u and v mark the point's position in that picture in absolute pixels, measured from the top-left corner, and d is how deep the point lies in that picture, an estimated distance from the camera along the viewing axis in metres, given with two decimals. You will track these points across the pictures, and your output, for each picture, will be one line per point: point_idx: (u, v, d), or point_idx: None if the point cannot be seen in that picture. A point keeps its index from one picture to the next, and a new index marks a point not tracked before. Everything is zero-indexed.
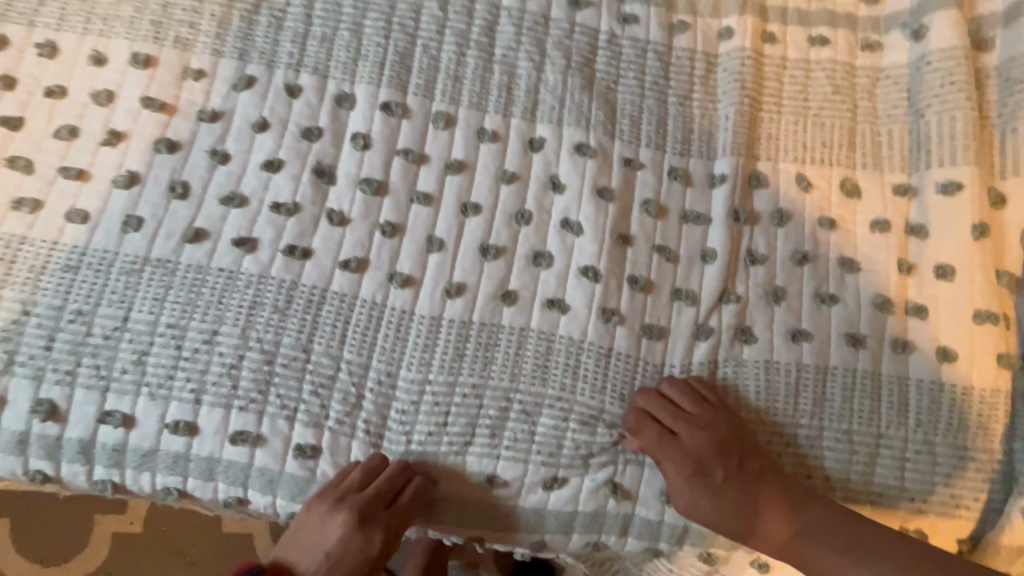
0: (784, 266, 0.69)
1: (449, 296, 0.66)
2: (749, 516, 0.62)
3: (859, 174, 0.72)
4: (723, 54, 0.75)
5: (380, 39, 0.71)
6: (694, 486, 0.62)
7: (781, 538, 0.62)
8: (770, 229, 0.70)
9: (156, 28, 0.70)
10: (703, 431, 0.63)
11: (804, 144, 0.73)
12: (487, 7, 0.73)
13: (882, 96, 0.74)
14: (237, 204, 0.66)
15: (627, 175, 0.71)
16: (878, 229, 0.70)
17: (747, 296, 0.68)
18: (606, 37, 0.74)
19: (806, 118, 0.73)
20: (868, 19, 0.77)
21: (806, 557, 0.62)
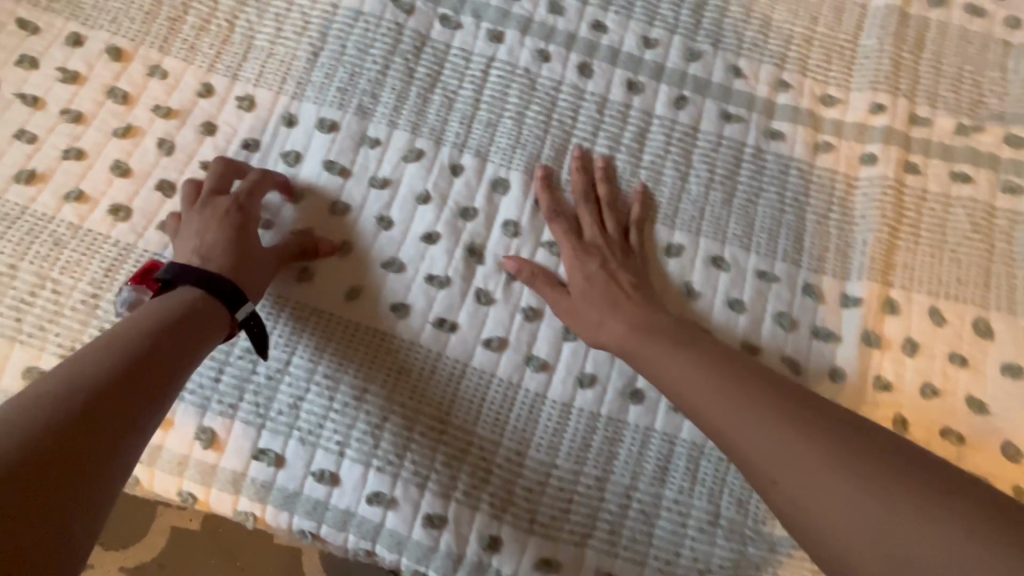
0: (912, 399, 0.70)
1: (581, 385, 0.69)
2: (602, 309, 0.66)
3: (993, 315, 0.73)
4: (864, 178, 0.78)
5: (539, 131, 0.76)
6: (574, 260, 0.70)
7: (616, 330, 0.65)
8: (901, 358, 0.72)
9: (341, 95, 0.74)
10: (608, 236, 0.72)
11: (939, 277, 0.75)
12: (641, 114, 0.78)
13: (1020, 241, 0.76)
14: (395, 269, 0.70)
15: (761, 288, 0.73)
16: (1009, 374, 0.71)
17: (874, 422, 0.69)
18: (752, 150, 0.78)
19: (943, 252, 0.76)
20: (1011, 162, 0.79)
21: (643, 352, 0.63)
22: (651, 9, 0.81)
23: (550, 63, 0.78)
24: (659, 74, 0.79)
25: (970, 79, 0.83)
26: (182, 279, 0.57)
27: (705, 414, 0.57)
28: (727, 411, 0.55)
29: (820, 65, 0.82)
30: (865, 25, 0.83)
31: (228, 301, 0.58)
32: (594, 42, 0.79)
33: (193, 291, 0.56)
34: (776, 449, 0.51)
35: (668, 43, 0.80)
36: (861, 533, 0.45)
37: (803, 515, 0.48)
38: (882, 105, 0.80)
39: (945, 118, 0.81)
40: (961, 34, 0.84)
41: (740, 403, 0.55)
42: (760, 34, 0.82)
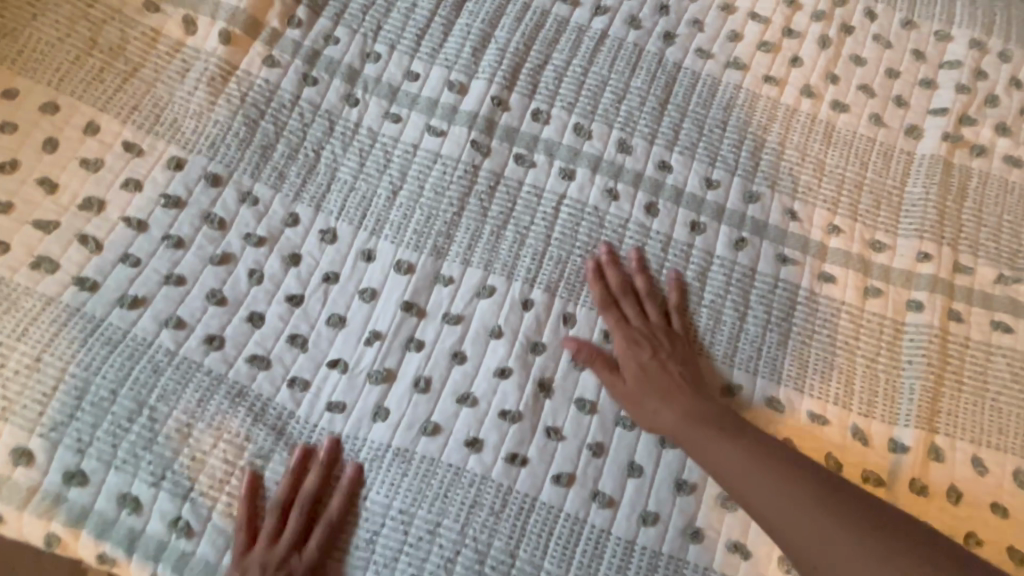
0: None
1: (645, 522, 0.71)
2: (654, 398, 0.72)
3: None
4: (910, 322, 0.83)
5: (607, 269, 0.82)
6: (625, 350, 0.75)
7: (670, 418, 0.71)
8: (946, 505, 0.75)
9: (418, 238, 0.81)
10: (652, 322, 0.78)
11: (981, 426, 0.79)
12: (701, 256, 0.83)
13: None
14: (469, 403, 0.73)
15: (813, 430, 0.77)
16: None
17: None
18: (805, 293, 0.83)
19: (985, 402, 0.80)
20: None
21: (693, 440, 0.69)
22: (713, 151, 0.88)
23: (618, 202, 0.85)
24: (719, 216, 0.86)
25: (1009, 229, 0.88)
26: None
27: (754, 503, 0.65)
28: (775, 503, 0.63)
29: (868, 211, 0.88)
30: (910, 174, 0.89)
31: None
32: (659, 181, 0.86)
33: None
34: (821, 541, 0.60)
35: (728, 184, 0.87)
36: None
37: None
38: (927, 254, 0.86)
39: (986, 267, 0.87)
40: (1001, 184, 0.90)
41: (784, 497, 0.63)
42: (813, 177, 0.88)
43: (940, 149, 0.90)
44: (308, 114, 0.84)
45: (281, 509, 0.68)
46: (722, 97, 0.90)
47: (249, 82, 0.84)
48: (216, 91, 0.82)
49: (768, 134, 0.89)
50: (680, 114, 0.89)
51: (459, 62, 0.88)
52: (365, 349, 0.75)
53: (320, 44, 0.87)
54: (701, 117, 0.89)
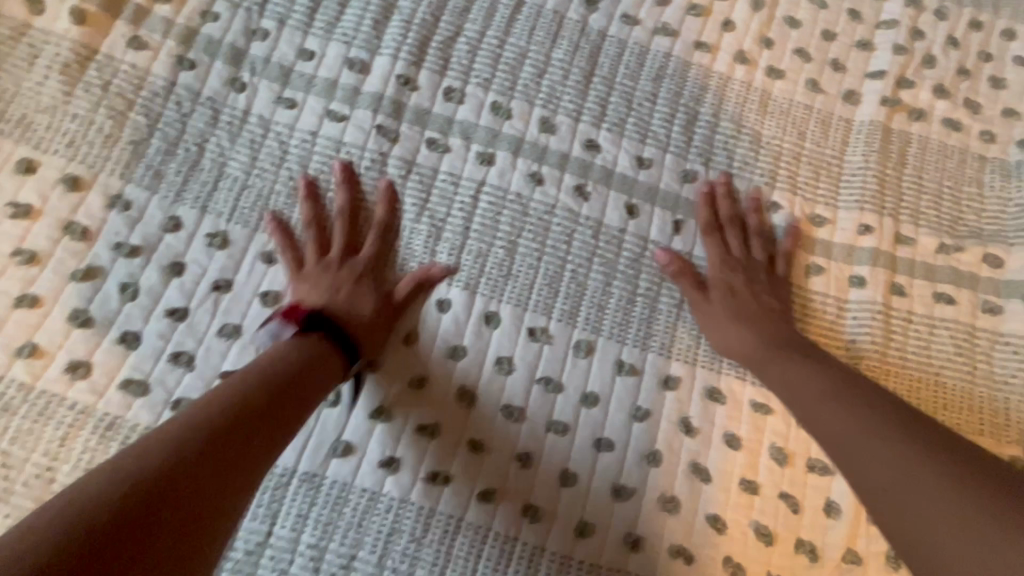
0: None
1: (581, 534, 0.66)
2: (734, 319, 0.73)
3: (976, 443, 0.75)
4: (853, 300, 0.80)
5: (532, 260, 0.75)
6: (721, 275, 0.76)
7: (757, 339, 0.71)
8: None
9: (325, 234, 0.71)
10: (753, 258, 0.78)
11: (926, 404, 0.76)
12: (635, 240, 0.78)
13: (1000, 362, 0.79)
14: (384, 418, 0.66)
15: (757, 421, 0.72)
16: None
17: (870, 561, 0.69)
18: None
19: (929, 379, 0.77)
20: (989, 282, 0.83)
21: (773, 361, 0.70)
22: (643, 126, 0.81)
23: (544, 187, 0.78)
24: (652, 196, 0.80)
25: (949, 196, 0.86)
26: (303, 329, 0.62)
27: (816, 420, 0.65)
28: (841, 424, 0.62)
29: (809, 183, 0.83)
30: (849, 142, 0.85)
31: (337, 343, 0.63)
32: (587, 162, 0.80)
33: (313, 341, 0.62)
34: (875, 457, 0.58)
35: (660, 162, 0.81)
36: (937, 531, 0.50)
37: (898, 516, 0.53)
38: (869, 226, 0.82)
39: (928, 237, 0.84)
40: (941, 149, 0.87)
41: (849, 418, 0.62)
42: (750, 150, 0.83)
43: (878, 115, 0.85)
44: (186, 102, 0.74)
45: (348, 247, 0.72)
46: (651, 67, 0.83)
47: (112, 68, 0.73)
48: (72, 80, 0.72)
49: (701, 105, 0.83)
50: (607, 87, 0.82)
51: (359, 37, 0.78)
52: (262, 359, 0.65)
53: (196, 21, 0.76)
54: (629, 90, 0.82)
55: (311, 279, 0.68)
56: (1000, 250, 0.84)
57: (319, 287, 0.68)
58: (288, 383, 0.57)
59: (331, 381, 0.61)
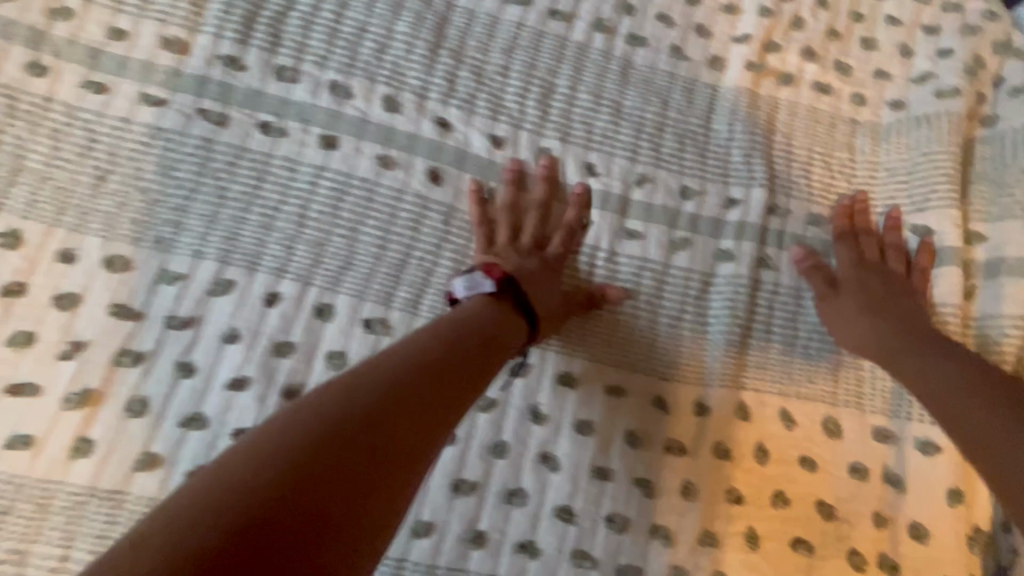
0: (764, 511, 0.69)
1: (416, 535, 0.62)
2: (863, 313, 0.72)
3: (841, 412, 0.73)
4: (720, 275, 0.76)
5: (375, 250, 0.68)
6: (854, 273, 0.75)
7: (893, 332, 0.70)
8: (751, 467, 0.70)
9: (137, 229, 0.66)
10: (891, 263, 0.77)
11: (791, 375, 0.74)
12: (491, 223, 0.71)
13: None
14: (198, 425, 0.61)
15: (610, 404, 0.69)
16: (856, 476, 0.71)
17: (725, 539, 0.67)
18: (604, 254, 0.75)
19: (794, 350, 0.75)
20: None
21: (904, 355, 0.68)
22: (495, 100, 0.76)
23: (392, 170, 0.71)
24: (510, 177, 0.74)
25: (819, 162, 0.83)
26: (499, 288, 0.64)
27: (952, 418, 0.63)
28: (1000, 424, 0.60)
29: (676, 154, 0.78)
30: (717, 110, 0.81)
31: (523, 312, 0.64)
32: (439, 143, 0.73)
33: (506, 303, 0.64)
34: None
35: (515, 138, 0.75)
36: None
37: None
38: (735, 198, 0.78)
39: (798, 206, 0.80)
40: (811, 114, 0.83)
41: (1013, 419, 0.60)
42: (610, 123, 0.78)
43: (745, 81, 0.82)
44: None
45: (541, 238, 0.73)
46: (503, 39, 0.78)
47: None
48: None
49: (557, 76, 0.78)
50: (455, 61, 0.76)
51: (177, 14, 0.72)
52: (61, 370, 0.61)
53: None
54: (479, 63, 0.77)
55: (503, 255, 0.69)
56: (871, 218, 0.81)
57: (509, 259, 0.69)
58: (458, 345, 0.57)
59: (515, 341, 0.62)
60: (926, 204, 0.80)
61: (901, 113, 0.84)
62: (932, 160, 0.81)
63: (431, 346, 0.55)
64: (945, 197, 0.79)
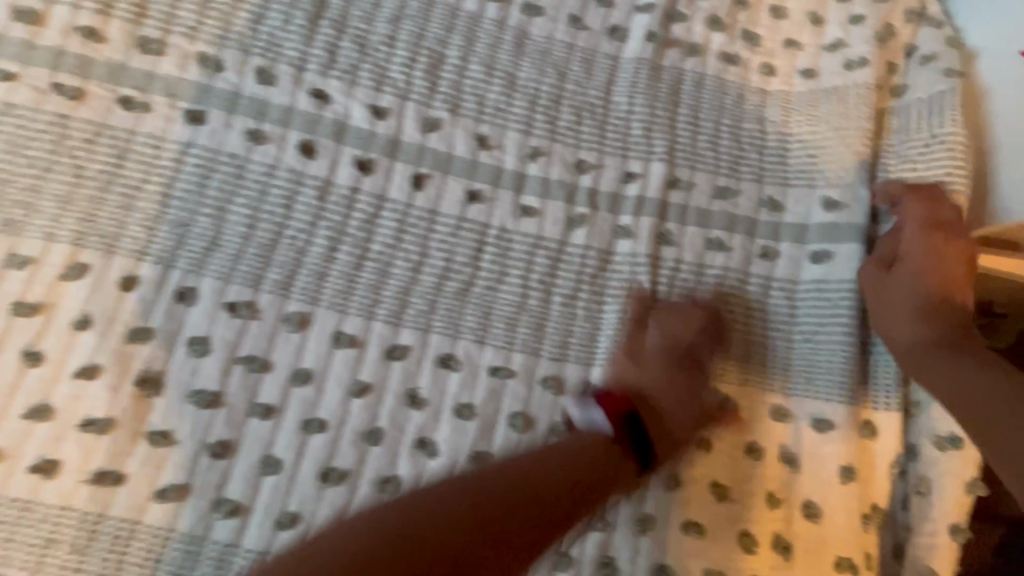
0: (655, 492, 0.67)
1: (281, 527, 0.59)
2: (920, 297, 0.66)
3: (739, 390, 0.70)
4: (618, 252, 0.72)
5: (244, 229, 0.65)
6: (909, 249, 0.69)
7: (939, 318, 0.65)
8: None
9: None
10: (962, 241, 0.68)
11: None
12: (370, 199, 0.69)
13: (773, 310, 0.73)
14: (46, 417, 0.58)
15: (493, 385, 0.66)
16: (750, 455, 0.69)
17: (613, 522, 0.65)
18: (495, 232, 0.70)
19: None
20: (766, 225, 0.76)
21: (944, 346, 0.63)
22: (379, 72, 0.72)
23: (264, 145, 0.68)
24: (393, 151, 0.70)
25: (728, 133, 0.79)
26: (619, 427, 0.63)
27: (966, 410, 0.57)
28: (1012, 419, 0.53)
29: (573, 126, 0.75)
30: (617, 81, 0.78)
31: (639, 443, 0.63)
32: (316, 116, 0.69)
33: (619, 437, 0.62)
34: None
35: (400, 111, 0.71)
36: None
37: None
38: (633, 172, 0.75)
39: (704, 179, 0.76)
40: (718, 85, 0.80)
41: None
42: (503, 94, 0.74)
43: (646, 51, 0.79)
44: None
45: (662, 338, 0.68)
46: (389, 8, 0.74)
47: None
48: None
49: (447, 47, 0.75)
50: (337, 30, 0.72)
51: None
52: None
53: None
54: (363, 34, 0.73)
55: (647, 368, 0.67)
56: (777, 193, 0.77)
57: (641, 368, 0.67)
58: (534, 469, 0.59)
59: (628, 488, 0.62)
60: (836, 177, 0.76)
61: (812, 83, 0.81)
62: (840, 134, 0.78)
63: (519, 467, 0.59)
64: (852, 170, 0.76)
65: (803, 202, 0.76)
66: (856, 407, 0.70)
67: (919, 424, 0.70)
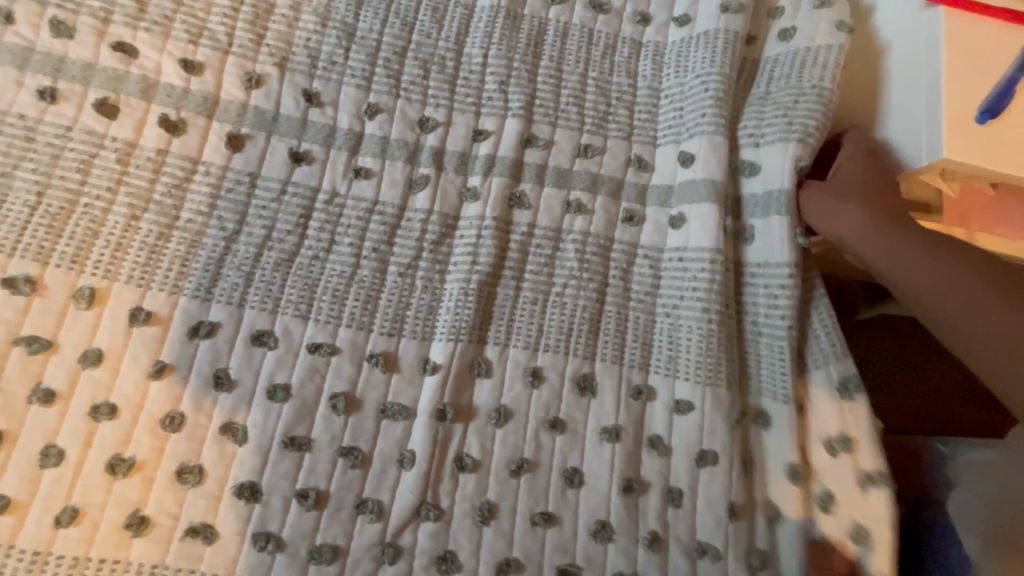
0: (498, 478, 0.59)
1: (60, 526, 0.54)
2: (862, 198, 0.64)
3: (596, 365, 0.63)
4: (465, 217, 0.66)
5: (30, 197, 0.59)
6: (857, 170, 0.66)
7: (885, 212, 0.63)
8: (485, 431, 0.60)
9: None
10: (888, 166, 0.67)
11: (541, 327, 0.63)
12: (180, 160, 0.62)
13: (636, 281, 0.66)
14: None
15: (313, 365, 0.60)
16: (605, 437, 0.61)
17: (451, 512, 0.58)
18: (325, 197, 0.64)
19: (547, 299, 0.64)
20: (633, 188, 0.70)
21: (890, 238, 0.61)
22: (196, 24, 0.65)
23: (59, 105, 0.61)
24: (210, 109, 0.64)
25: (595, 87, 0.72)
26: None
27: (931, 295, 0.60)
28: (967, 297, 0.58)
29: (417, 80, 0.68)
30: (471, 31, 0.71)
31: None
32: (121, 71, 0.63)
33: None
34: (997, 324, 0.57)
35: (219, 65, 0.65)
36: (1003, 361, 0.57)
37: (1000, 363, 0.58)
38: (485, 129, 0.68)
39: (566, 137, 0.70)
40: (588, 34, 0.73)
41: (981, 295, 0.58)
42: (340, 46, 0.68)
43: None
44: None
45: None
46: None
47: None
48: None
49: None
50: None
51: None
52: None
53: None
54: None
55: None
56: (645, 152, 0.71)
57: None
58: None
59: None
60: (705, 129, 0.69)
61: (688, 28, 0.74)
62: (711, 81, 0.70)
63: None
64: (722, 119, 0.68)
65: (670, 161, 0.70)
66: (723, 388, 0.62)
67: (809, 428, 0.63)
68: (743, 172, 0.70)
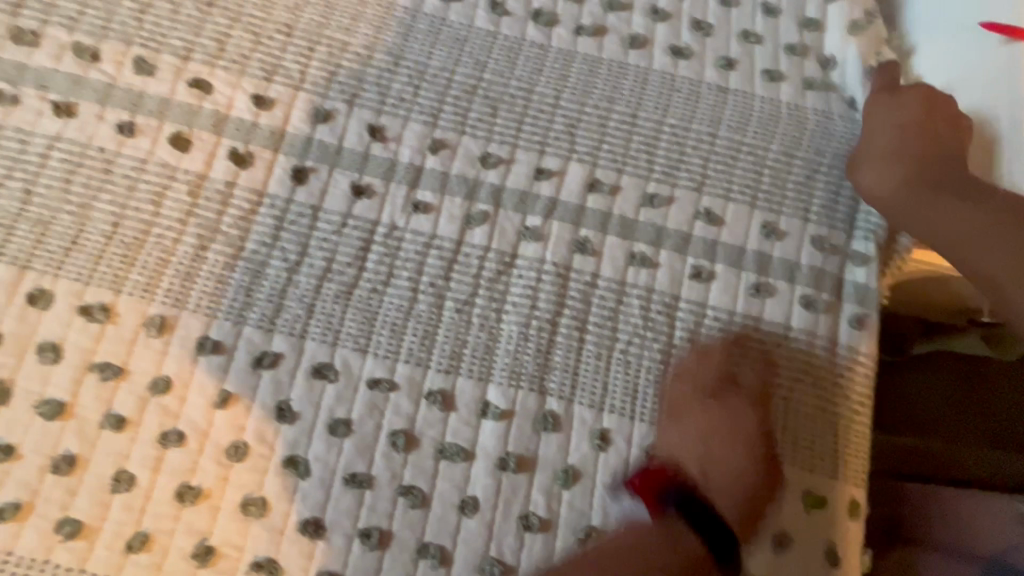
0: (565, 536, 0.58)
1: (131, 551, 0.54)
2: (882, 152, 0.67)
3: (666, 433, 0.61)
4: (524, 256, 0.65)
5: (107, 227, 0.61)
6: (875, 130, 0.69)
7: (892, 160, 0.66)
8: (552, 491, 0.59)
9: None
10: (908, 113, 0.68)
11: (605, 386, 0.62)
12: (248, 192, 0.64)
13: (705, 340, 0.64)
14: None
15: (373, 401, 0.60)
16: None
17: (518, 568, 0.57)
18: (385, 230, 0.64)
19: (611, 355, 0.63)
20: (699, 243, 0.67)
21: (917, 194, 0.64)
22: (270, 62, 0.67)
23: (136, 139, 0.64)
24: (278, 143, 0.65)
25: (671, 132, 0.70)
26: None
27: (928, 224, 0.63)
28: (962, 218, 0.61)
29: (480, 118, 0.69)
30: (543, 70, 0.71)
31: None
32: (195, 106, 0.65)
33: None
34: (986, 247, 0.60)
35: (290, 101, 0.67)
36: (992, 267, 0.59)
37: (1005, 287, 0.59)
38: (545, 168, 0.68)
39: (631, 181, 0.69)
40: (663, 81, 0.72)
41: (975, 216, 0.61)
42: (409, 84, 0.69)
43: (569, 41, 0.73)
44: None
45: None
46: None
47: None
48: None
49: (352, 36, 0.70)
50: (228, 18, 0.68)
51: None
52: None
53: None
54: (256, 23, 0.69)
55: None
56: (715, 205, 0.68)
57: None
58: None
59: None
60: (780, 206, 0.69)
61: (776, 86, 0.73)
62: (779, 156, 0.70)
63: None
64: (793, 196, 0.69)
65: (743, 220, 0.68)
66: (797, 469, 0.62)
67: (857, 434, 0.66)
68: (821, 250, 0.68)
